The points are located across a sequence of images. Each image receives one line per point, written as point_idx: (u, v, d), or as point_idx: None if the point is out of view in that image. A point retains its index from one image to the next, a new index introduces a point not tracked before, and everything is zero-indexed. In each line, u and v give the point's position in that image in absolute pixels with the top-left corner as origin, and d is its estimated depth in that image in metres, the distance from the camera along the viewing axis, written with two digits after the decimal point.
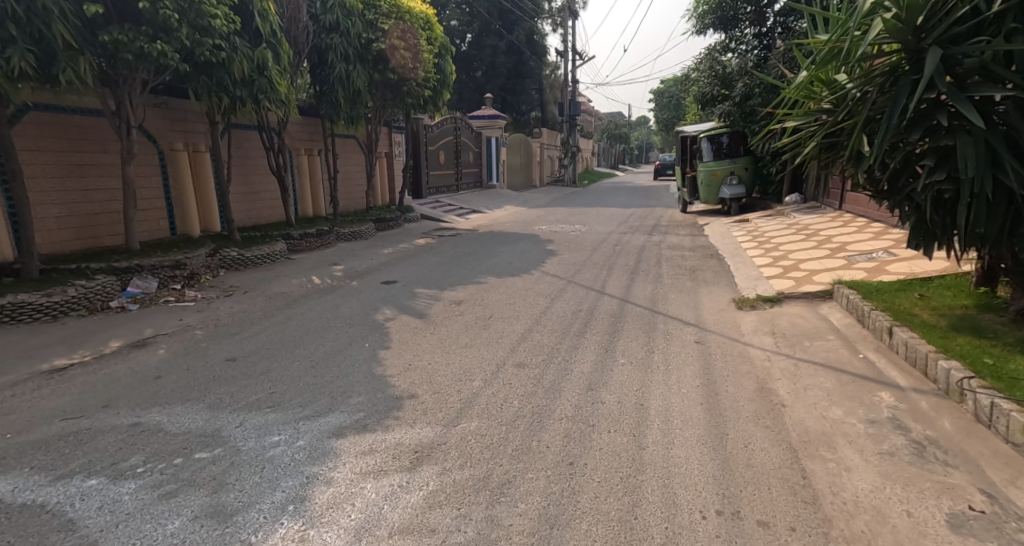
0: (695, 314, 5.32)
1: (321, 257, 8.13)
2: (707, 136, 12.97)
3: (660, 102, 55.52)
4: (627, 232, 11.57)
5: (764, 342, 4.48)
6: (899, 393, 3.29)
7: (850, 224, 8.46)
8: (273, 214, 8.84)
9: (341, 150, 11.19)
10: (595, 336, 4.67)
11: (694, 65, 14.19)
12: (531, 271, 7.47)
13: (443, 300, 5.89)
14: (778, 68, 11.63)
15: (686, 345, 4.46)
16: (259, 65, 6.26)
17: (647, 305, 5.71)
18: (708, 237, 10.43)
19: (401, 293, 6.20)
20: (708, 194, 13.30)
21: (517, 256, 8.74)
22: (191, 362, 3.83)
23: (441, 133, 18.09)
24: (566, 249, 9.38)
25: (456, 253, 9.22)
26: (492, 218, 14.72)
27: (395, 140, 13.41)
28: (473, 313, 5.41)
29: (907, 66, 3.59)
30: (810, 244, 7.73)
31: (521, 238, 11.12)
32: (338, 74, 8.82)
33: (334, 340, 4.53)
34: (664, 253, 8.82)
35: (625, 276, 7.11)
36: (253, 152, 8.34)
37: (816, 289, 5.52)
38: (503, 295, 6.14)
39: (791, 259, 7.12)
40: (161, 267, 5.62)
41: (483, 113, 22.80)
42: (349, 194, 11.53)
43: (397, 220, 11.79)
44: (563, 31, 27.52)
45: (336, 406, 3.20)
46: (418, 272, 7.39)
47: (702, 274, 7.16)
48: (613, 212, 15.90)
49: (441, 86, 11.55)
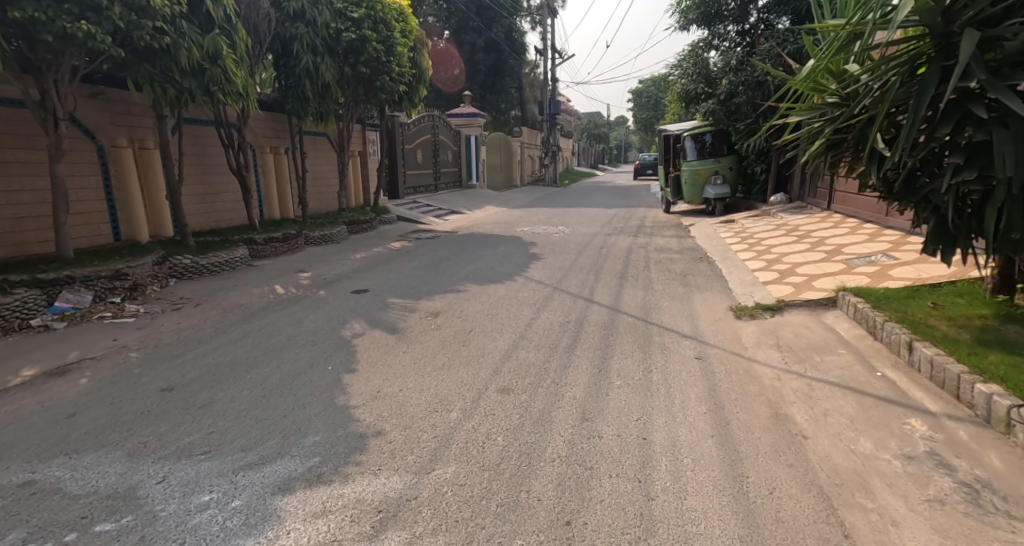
0: (691, 325, 4.93)
1: (287, 263, 7.56)
2: (691, 134, 12.64)
3: (640, 102, 55.52)
4: (612, 233, 11.19)
5: (770, 357, 4.09)
6: (932, 419, 2.90)
7: (842, 225, 8.17)
8: (234, 217, 8.21)
9: (311, 149, 10.58)
10: (586, 353, 4.23)
11: (677, 63, 13.83)
12: (514, 277, 7.02)
13: (419, 312, 5.39)
14: (762, 65, 11.31)
15: (685, 362, 4.05)
16: (211, 53, 5.75)
17: (639, 315, 5.30)
18: (695, 238, 10.12)
19: (372, 304, 5.67)
20: (692, 194, 12.95)
21: (499, 261, 8.27)
22: (117, 394, 3.29)
23: (419, 132, 17.54)
24: (550, 253, 8.94)
25: (434, 257, 8.72)
26: (472, 220, 14.22)
27: (370, 139, 12.83)
28: (450, 326, 4.94)
29: (934, 52, 3.23)
30: (804, 246, 7.42)
31: (502, 240, 10.66)
32: (304, 66, 8.24)
33: (292, 360, 4.01)
34: (652, 256, 8.45)
35: (613, 282, 6.70)
36: (210, 149, 7.72)
37: (819, 296, 5.15)
38: (484, 305, 5.68)
39: (786, 262, 6.78)
40: (97, 278, 5.08)
41: (462, 111, 22.27)
42: (321, 195, 10.94)
43: (372, 222, 11.22)
44: (543, 29, 27.13)
45: (285, 449, 2.70)
46: (392, 279, 6.88)
47: (694, 279, 6.78)
48: (596, 213, 15.53)
49: (416, 82, 11.03)
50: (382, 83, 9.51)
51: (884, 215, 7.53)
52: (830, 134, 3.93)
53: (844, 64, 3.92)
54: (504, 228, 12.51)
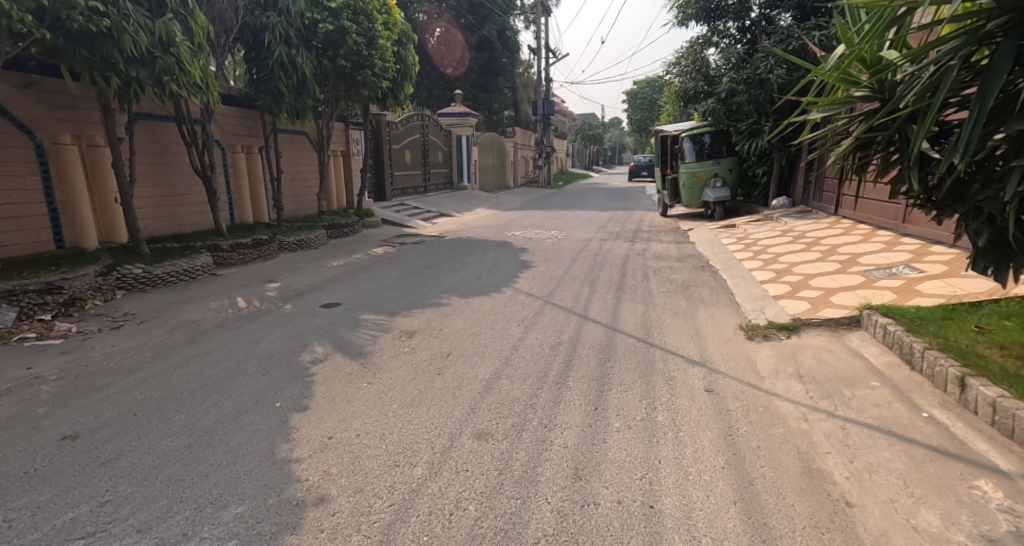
0: (698, 348, 4.37)
1: (256, 272, 6.96)
2: (689, 135, 12.13)
3: (633, 102, 55.10)
4: (608, 238, 10.66)
5: (791, 389, 3.54)
6: (1007, 483, 2.37)
7: (854, 232, 7.65)
8: (200, 221, 7.61)
9: (289, 149, 9.97)
10: (579, 384, 3.66)
11: (675, 60, 13.28)
12: (502, 289, 6.45)
13: (393, 331, 4.82)
14: (765, 62, 10.77)
15: (694, 397, 3.49)
16: (162, 40, 5.11)
17: (639, 335, 4.74)
18: (694, 244, 9.60)
19: (341, 321, 5.09)
20: (690, 197, 12.41)
21: (487, 269, 7.71)
22: (6, 443, 2.70)
23: (407, 132, 16.94)
24: (541, 260, 8.39)
25: (417, 265, 8.15)
26: (460, 223, 13.63)
27: (353, 138, 12.23)
28: (426, 349, 4.37)
29: (1005, 34, 2.70)
30: (814, 255, 6.90)
31: (492, 245, 10.11)
32: (277, 58, 7.61)
33: (235, 392, 3.42)
34: (650, 265, 7.89)
35: (609, 294, 6.15)
36: (171, 148, 7.12)
37: (841, 314, 4.60)
38: (466, 323, 5.12)
39: (796, 273, 6.25)
40: (23, 293, 4.49)
41: (453, 111, 21.70)
42: (300, 198, 10.33)
43: (354, 227, 10.64)
44: (536, 28, 26.68)
45: (194, 529, 2.11)
46: (368, 290, 6.31)
47: (696, 291, 6.23)
48: (590, 216, 14.97)
49: (400, 78, 10.49)
50: (363, 78, 8.98)
51: (900, 222, 7.01)
52: (860, 131, 3.39)
53: (882, 51, 3.39)
54: (494, 232, 11.95)
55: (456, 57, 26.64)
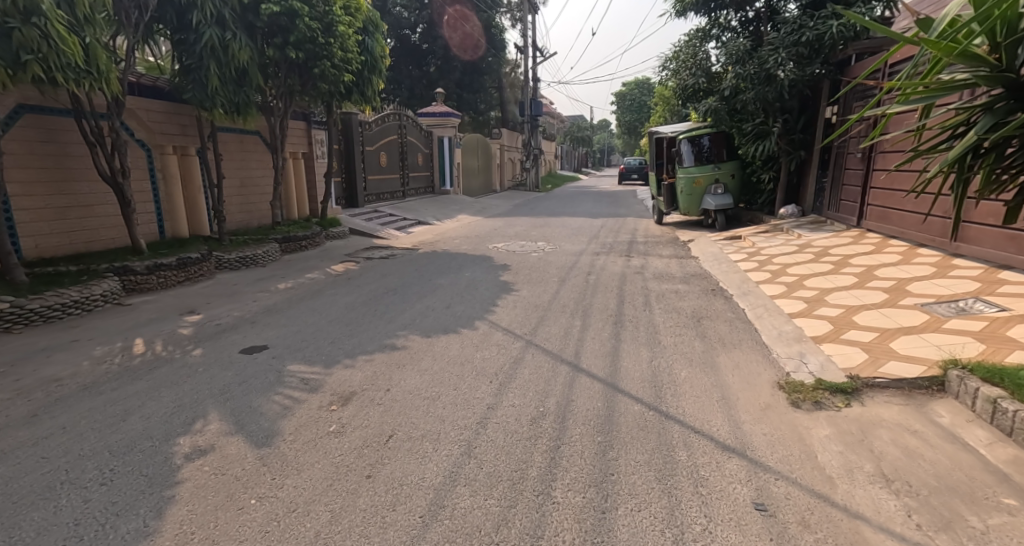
0: (730, 426, 3.24)
1: (176, 300, 5.71)
2: (687, 137, 11.12)
3: (622, 104, 54.36)
4: (600, 252, 9.56)
5: (882, 507, 2.41)
6: None
7: (888, 251, 6.58)
8: (115, 236, 6.37)
9: (236, 150, 8.72)
10: (572, 501, 2.52)
11: (671, 56, 12.23)
12: (474, 324, 5.30)
13: (324, 393, 3.64)
14: (774, 55, 9.64)
15: (741, 523, 2.35)
16: (24, 6, 3.93)
17: (648, 400, 3.61)
18: (698, 260, 8.52)
19: (260, 375, 3.90)
20: (689, 204, 11.45)
21: (459, 294, 6.56)
22: None
23: (384, 132, 15.76)
24: (525, 281, 7.26)
25: (380, 287, 6.98)
26: (438, 233, 12.45)
27: (317, 139, 11.02)
28: (361, 425, 3.20)
29: None
30: (848, 280, 5.84)
31: (470, 261, 8.96)
32: (207, 42, 6.41)
33: (35, 527, 2.21)
34: (652, 288, 6.80)
35: (607, 332, 5.03)
36: (72, 149, 5.87)
37: (917, 373, 3.48)
38: (423, 378, 3.97)
39: (833, 304, 5.20)
40: None
41: (434, 110, 20.42)
42: (251, 206, 9.08)
43: (314, 239, 9.42)
44: (522, 25, 25.73)
45: None
46: (310, 327, 5.12)
47: (711, 329, 5.12)
48: (580, 224, 13.86)
49: (366, 70, 9.37)
50: (319, 70, 7.97)
51: (949, 240, 5.97)
52: (981, 133, 2.40)
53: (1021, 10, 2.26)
54: (475, 243, 10.82)
55: (440, 55, 25.54)
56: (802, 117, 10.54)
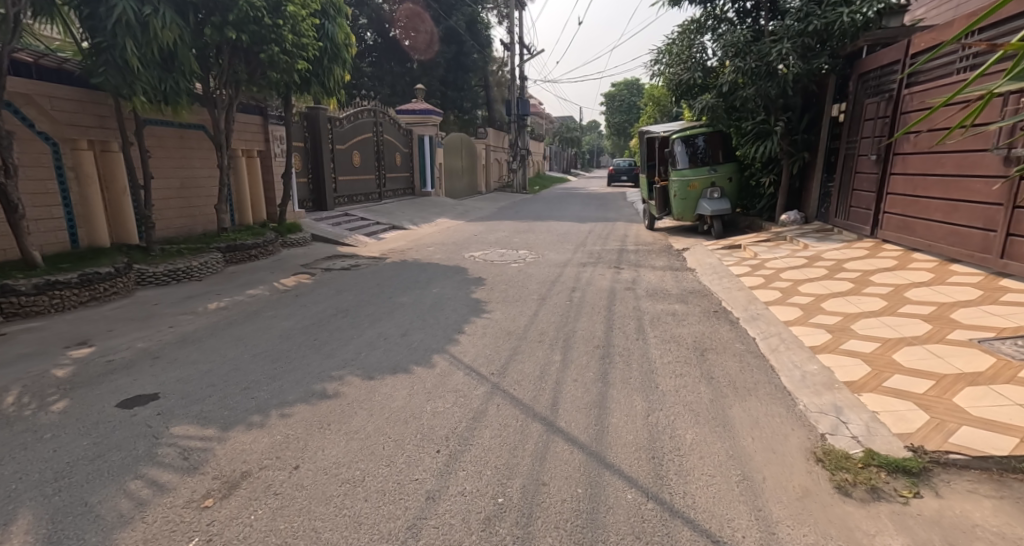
0: (761, 533, 2.33)
1: (69, 327, 4.69)
2: (681, 137, 10.29)
3: (611, 105, 53.74)
4: (587, 262, 8.66)
5: None
6: None
7: (914, 268, 5.75)
8: (7, 247, 5.48)
9: (174, 146, 7.68)
10: None
11: (663, 49, 11.40)
12: (429, 361, 4.36)
13: (205, 475, 2.67)
14: (777, 46, 8.76)
15: None
16: None
17: (644, 483, 2.69)
18: (696, 273, 7.65)
19: (125, 443, 2.91)
20: (682, 209, 10.58)
21: (421, 317, 5.62)
22: None
23: (358, 131, 14.78)
24: (500, 299, 6.33)
25: (331, 307, 6.01)
26: (412, 239, 11.48)
27: (276, 135, 10.01)
28: (237, 538, 2.23)
29: None
30: (875, 304, 4.99)
31: (441, 273, 8.01)
32: (120, 16, 5.37)
33: None
34: (645, 309, 5.90)
35: (592, 373, 4.12)
36: None
37: (1008, 451, 2.63)
38: (347, 444, 3.02)
39: (865, 337, 4.33)
40: None
41: (414, 108, 19.45)
42: (193, 210, 8.05)
43: (267, 248, 8.41)
44: (508, 22, 24.90)
45: None
46: (226, 364, 4.14)
47: (718, 368, 4.22)
48: (566, 229, 12.98)
49: (327, 58, 8.59)
50: (268, 55, 7.11)
51: (992, 256, 5.17)
52: None
53: None
54: (450, 252, 9.89)
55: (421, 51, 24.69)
56: (804, 116, 9.71)
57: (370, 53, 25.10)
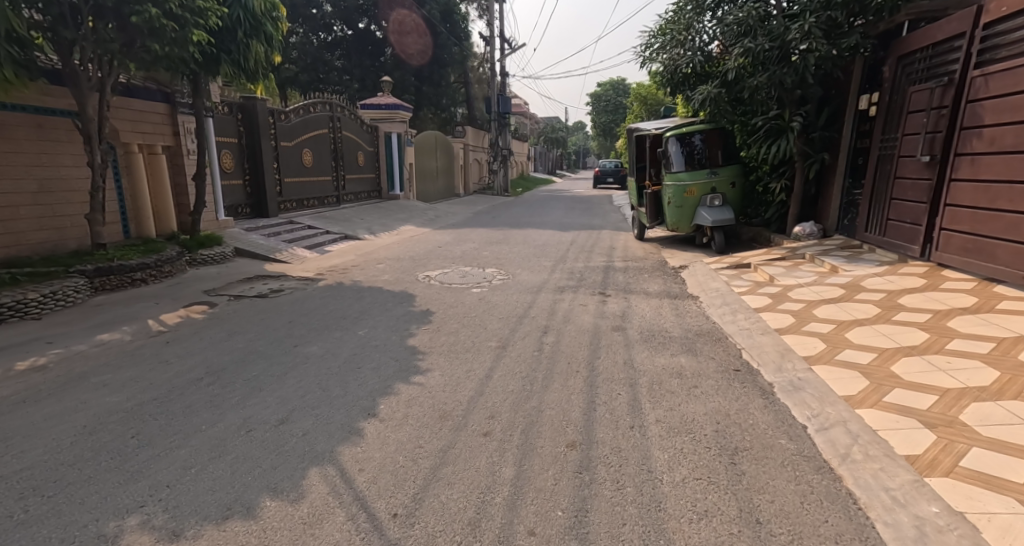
0: None
1: None
2: (675, 134, 8.77)
3: (597, 106, 52.32)
4: (566, 286, 7.01)
5: None
6: None
7: (1010, 315, 4.20)
8: None
9: (27, 138, 5.91)
10: None
11: (656, 33, 9.84)
12: (295, 488, 2.65)
13: None
14: (796, 23, 7.26)
15: None
16: None
17: None
18: (701, 304, 6.03)
19: None
20: (678, 218, 8.96)
21: (321, 384, 3.88)
22: None
23: (309, 126, 12.96)
24: (444, 349, 4.64)
25: (201, 361, 4.29)
26: (362, 252, 9.70)
27: (190, 127, 8.24)
28: None
29: None
30: (982, 378, 3.39)
31: (379, 302, 6.30)
32: None
33: None
34: (641, 366, 4.26)
35: (559, 521, 2.45)
36: None
37: None
38: None
39: (998, 450, 2.72)
40: None
41: (380, 102, 17.51)
42: (59, 220, 6.26)
43: (162, 269, 6.63)
44: (488, 14, 23.34)
45: None
46: None
47: (764, 500, 2.59)
48: (545, 239, 11.35)
49: (241, 30, 6.82)
50: (142, 18, 5.35)
51: None
52: None
53: None
54: (402, 271, 8.14)
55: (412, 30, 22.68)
56: (823, 110, 8.16)
57: (339, 45, 23.39)
